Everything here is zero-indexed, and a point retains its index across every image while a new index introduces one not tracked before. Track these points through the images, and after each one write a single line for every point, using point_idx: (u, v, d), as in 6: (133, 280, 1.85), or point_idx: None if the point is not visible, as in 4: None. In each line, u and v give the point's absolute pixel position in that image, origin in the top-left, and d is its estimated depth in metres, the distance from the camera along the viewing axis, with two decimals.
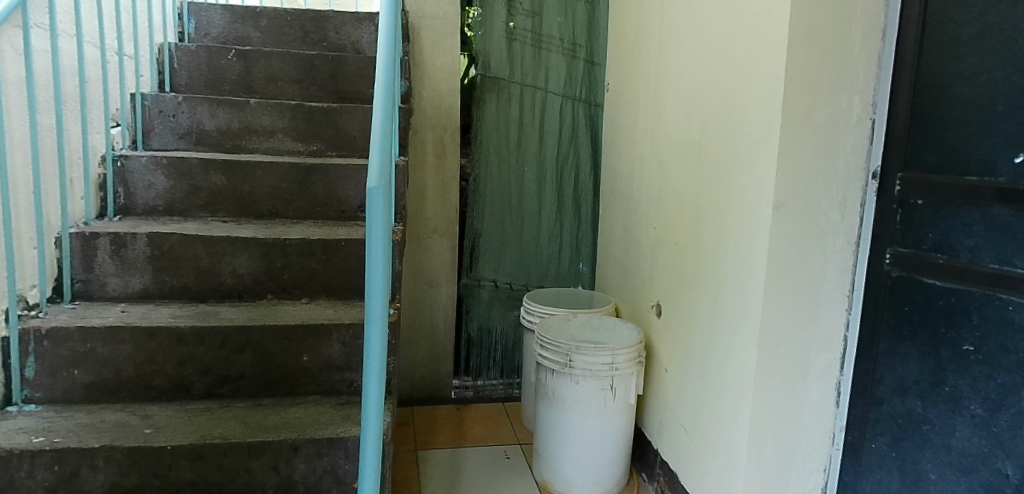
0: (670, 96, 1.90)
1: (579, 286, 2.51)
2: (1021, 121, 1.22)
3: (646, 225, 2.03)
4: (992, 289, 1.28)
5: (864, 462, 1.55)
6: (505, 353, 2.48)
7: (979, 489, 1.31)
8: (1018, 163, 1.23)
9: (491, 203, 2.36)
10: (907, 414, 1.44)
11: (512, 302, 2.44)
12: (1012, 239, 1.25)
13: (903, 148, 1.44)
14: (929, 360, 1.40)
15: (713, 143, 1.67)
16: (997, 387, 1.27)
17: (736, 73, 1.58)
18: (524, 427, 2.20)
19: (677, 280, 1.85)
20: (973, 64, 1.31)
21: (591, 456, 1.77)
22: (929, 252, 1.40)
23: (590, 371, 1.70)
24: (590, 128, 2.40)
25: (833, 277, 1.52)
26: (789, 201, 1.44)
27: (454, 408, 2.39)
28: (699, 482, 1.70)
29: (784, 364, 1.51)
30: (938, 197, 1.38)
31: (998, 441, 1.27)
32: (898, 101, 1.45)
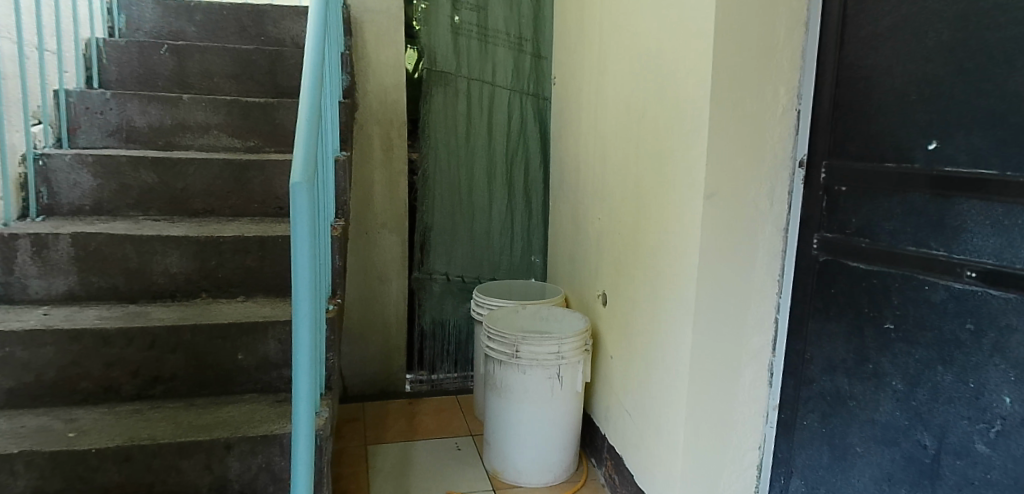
0: (611, 88, 1.93)
1: (531, 277, 2.54)
2: (932, 109, 1.29)
3: (592, 216, 2.06)
4: (910, 270, 1.35)
5: (797, 439, 1.61)
6: (459, 345, 2.50)
7: (901, 460, 1.38)
8: (931, 149, 1.30)
9: (442, 196, 2.36)
10: (835, 391, 1.51)
11: (465, 295, 2.45)
12: (926, 223, 1.32)
13: (827, 137, 1.50)
14: (855, 339, 1.46)
15: (650, 135, 1.71)
16: (915, 363, 1.34)
17: (671, 67, 1.61)
18: (477, 418, 2.22)
19: (620, 269, 1.88)
20: (890, 55, 1.37)
21: (538, 442, 1.80)
22: (853, 237, 1.46)
23: (536, 360, 1.72)
24: (538, 121, 2.42)
25: (763, 262, 1.58)
26: (720, 189, 1.50)
27: (408, 401, 2.40)
28: (642, 465, 1.74)
29: (718, 348, 1.56)
30: (860, 183, 1.44)
31: (916, 414, 1.34)
32: (821, 92, 1.51)
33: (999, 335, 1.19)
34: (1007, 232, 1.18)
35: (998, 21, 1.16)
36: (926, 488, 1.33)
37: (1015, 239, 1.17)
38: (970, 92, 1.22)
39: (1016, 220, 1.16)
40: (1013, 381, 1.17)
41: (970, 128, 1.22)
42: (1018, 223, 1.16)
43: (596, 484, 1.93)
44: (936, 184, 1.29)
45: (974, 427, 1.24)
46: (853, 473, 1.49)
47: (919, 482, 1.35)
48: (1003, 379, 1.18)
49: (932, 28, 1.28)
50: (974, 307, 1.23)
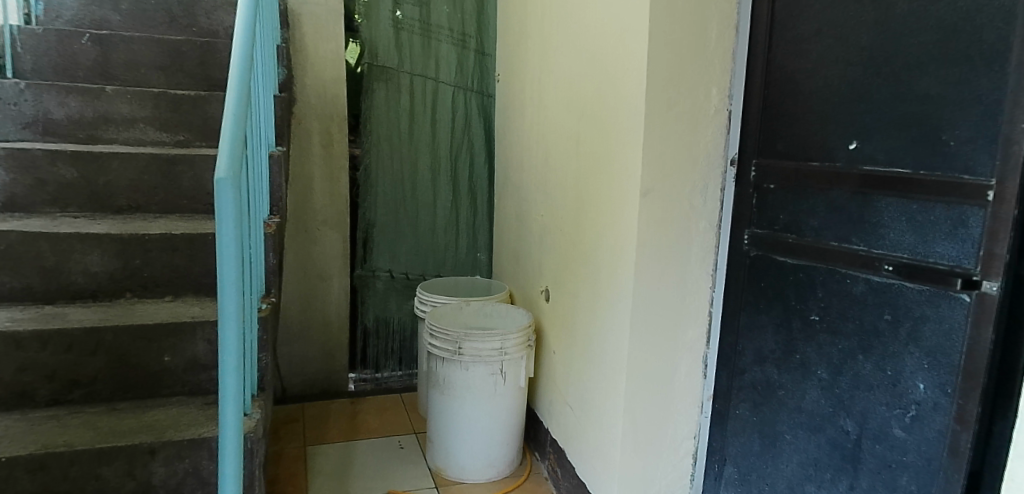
0: (552, 86, 1.95)
1: (477, 274, 2.54)
2: (852, 111, 1.35)
3: (535, 213, 2.08)
4: (832, 264, 1.41)
5: (730, 428, 1.67)
6: (403, 343, 2.47)
7: (826, 446, 1.44)
8: (852, 149, 1.36)
9: (385, 192, 2.34)
10: (765, 381, 1.58)
11: (409, 292, 2.43)
12: (847, 219, 1.38)
13: (757, 136, 1.57)
14: (783, 330, 1.53)
15: (588, 134, 1.75)
16: (837, 352, 1.41)
17: (608, 67, 1.64)
18: (420, 416, 2.21)
19: (562, 265, 1.91)
20: (813, 58, 1.43)
21: (482, 438, 1.81)
22: (781, 232, 1.53)
23: (479, 357, 1.73)
24: (483, 118, 2.42)
25: (697, 258, 1.64)
26: (655, 188, 1.54)
27: (350, 400, 2.37)
28: (583, 457, 1.78)
29: (655, 341, 1.61)
30: (786, 181, 1.50)
31: (839, 401, 1.41)
32: (751, 93, 1.57)
33: (914, 324, 1.25)
34: (919, 228, 1.24)
35: (911, 27, 1.23)
36: (848, 472, 1.39)
37: (927, 235, 1.23)
38: (884, 95, 1.29)
39: (926, 217, 1.22)
40: (927, 368, 1.23)
41: (884, 129, 1.29)
42: (929, 219, 1.22)
43: (540, 477, 1.95)
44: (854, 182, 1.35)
45: (891, 412, 1.30)
46: (781, 459, 1.55)
47: (842, 467, 1.41)
48: (917, 367, 1.24)
49: (852, 33, 1.34)
50: (890, 299, 1.30)
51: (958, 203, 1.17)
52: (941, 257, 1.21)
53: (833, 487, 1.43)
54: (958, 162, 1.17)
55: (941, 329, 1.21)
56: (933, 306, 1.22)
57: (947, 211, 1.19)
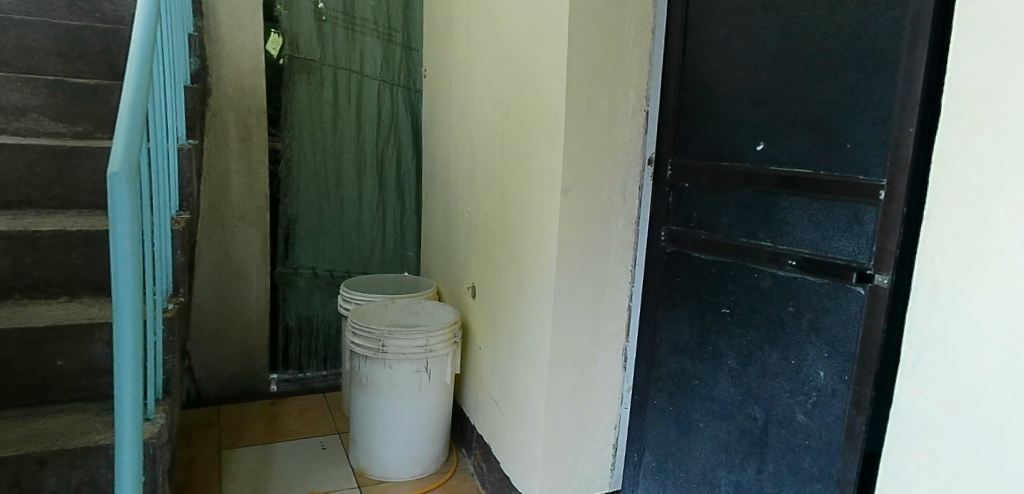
0: (478, 84, 1.95)
1: (405, 271, 2.52)
2: (760, 114, 1.43)
3: (462, 209, 2.08)
4: (742, 260, 1.48)
5: (648, 418, 1.73)
6: (328, 341, 2.44)
7: (736, 432, 1.51)
8: (760, 150, 1.44)
9: (308, 188, 2.29)
10: (681, 372, 1.64)
11: (333, 290, 2.40)
12: (754, 216, 1.46)
13: (674, 137, 1.63)
14: (697, 323, 1.60)
15: (511, 133, 1.78)
16: (746, 343, 1.48)
17: (529, 67, 1.68)
18: (345, 416, 2.18)
19: (487, 262, 1.92)
20: (725, 62, 1.50)
21: (405, 438, 1.80)
22: (696, 229, 1.59)
23: (403, 355, 1.72)
24: (410, 114, 2.41)
25: (617, 253, 1.69)
26: (576, 186, 1.58)
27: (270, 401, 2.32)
28: (508, 451, 1.80)
29: (576, 335, 1.65)
30: (700, 180, 1.57)
31: (747, 390, 1.48)
32: (668, 95, 1.63)
33: (814, 316, 1.33)
34: (821, 225, 1.31)
35: (813, 35, 1.30)
36: (756, 456, 1.46)
37: (828, 232, 1.30)
38: (788, 99, 1.36)
39: (827, 215, 1.30)
40: (827, 357, 1.30)
41: (787, 132, 1.37)
42: (828, 217, 1.30)
43: (465, 473, 1.96)
44: (762, 181, 1.43)
45: (794, 399, 1.37)
46: (695, 446, 1.61)
47: (750, 452, 1.48)
48: (818, 356, 1.32)
49: (760, 39, 1.41)
50: (794, 293, 1.37)
51: (854, 201, 1.24)
52: (841, 252, 1.27)
53: (742, 472, 1.50)
54: (855, 163, 1.24)
55: (840, 320, 1.28)
56: (831, 299, 1.30)
57: (844, 210, 1.26)
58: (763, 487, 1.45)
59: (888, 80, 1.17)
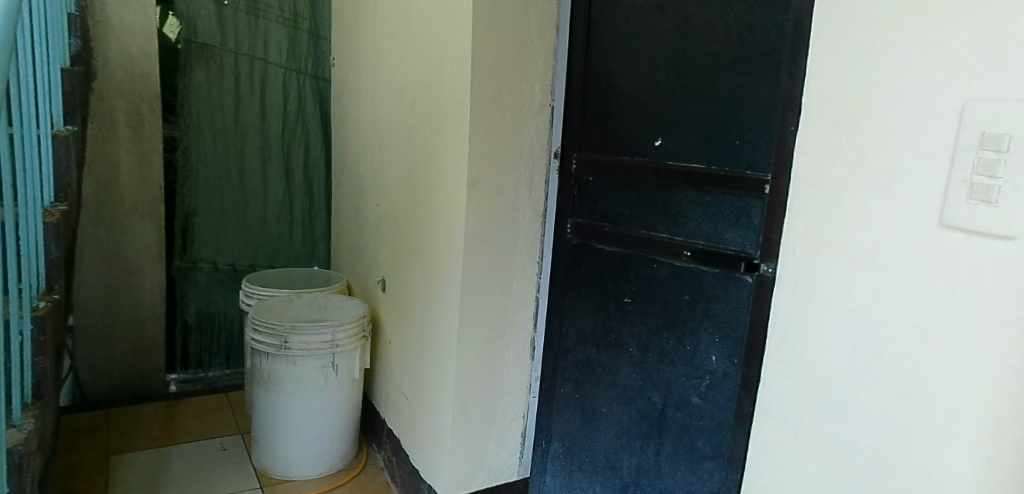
0: (387, 74, 1.92)
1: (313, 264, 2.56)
2: (659, 111, 1.49)
3: (373, 202, 2.04)
4: (642, 251, 1.55)
5: (556, 406, 1.77)
6: (229, 338, 2.46)
7: (636, 416, 1.58)
8: (658, 146, 1.50)
9: (208, 179, 2.29)
10: (586, 360, 1.69)
11: (234, 284, 2.42)
12: (653, 209, 1.52)
13: (578, 130, 1.68)
14: (601, 312, 1.65)
15: (416, 126, 1.78)
16: (646, 330, 1.54)
17: (432, 60, 1.69)
18: (247, 416, 2.17)
19: (395, 254, 1.91)
20: (626, 60, 1.55)
21: (310, 436, 1.77)
22: (599, 222, 1.65)
23: (307, 350, 1.68)
24: (319, 102, 2.44)
25: (523, 246, 1.72)
26: (483, 179, 1.60)
27: (166, 404, 2.29)
28: (417, 445, 1.79)
29: (483, 326, 1.67)
30: (604, 174, 1.62)
31: (647, 375, 1.55)
32: (573, 91, 1.68)
33: (707, 303, 1.40)
34: (714, 217, 1.38)
35: (707, 36, 1.37)
36: (655, 439, 1.53)
37: (719, 224, 1.37)
38: (684, 96, 1.43)
39: (719, 208, 1.37)
40: (718, 341, 1.38)
41: (682, 128, 1.44)
42: (720, 210, 1.37)
43: (375, 468, 1.95)
44: (664, 175, 1.48)
45: (689, 382, 1.45)
46: (599, 431, 1.67)
47: (649, 434, 1.55)
48: (711, 341, 1.39)
49: (658, 38, 1.47)
50: (689, 282, 1.44)
51: (742, 195, 1.31)
52: (731, 243, 1.35)
53: (642, 454, 1.57)
54: (743, 158, 1.31)
55: (731, 307, 1.35)
56: (722, 287, 1.37)
57: (734, 203, 1.33)
58: (661, 467, 1.52)
59: (768, 81, 1.25)
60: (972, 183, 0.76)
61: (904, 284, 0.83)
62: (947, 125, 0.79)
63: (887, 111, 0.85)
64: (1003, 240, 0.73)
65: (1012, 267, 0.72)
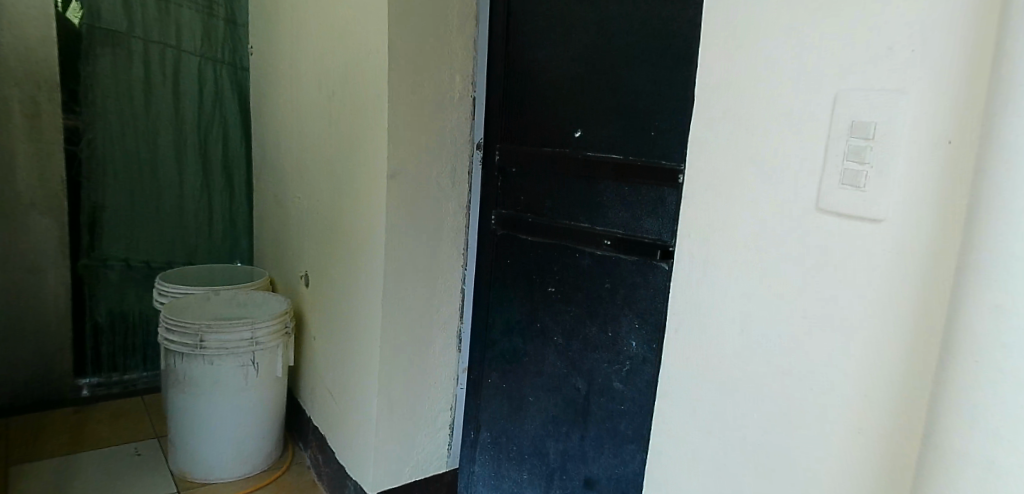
0: (305, 65, 1.88)
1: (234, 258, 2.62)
2: (577, 102, 1.51)
3: (293, 195, 2.01)
4: (565, 241, 1.57)
5: (483, 396, 1.79)
6: (146, 338, 2.50)
7: (562, 403, 1.61)
8: (578, 137, 1.52)
9: (117, 172, 2.30)
10: (512, 349, 1.71)
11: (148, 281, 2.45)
12: (574, 199, 1.55)
13: (500, 122, 1.69)
14: (526, 302, 1.67)
15: (332, 117, 1.77)
16: (570, 319, 1.57)
17: (348, 52, 1.67)
18: (164, 420, 2.11)
19: (316, 248, 1.88)
20: (545, 51, 1.57)
21: (230, 438, 1.75)
22: (522, 213, 1.66)
23: (225, 350, 1.64)
24: (237, 91, 2.48)
25: (447, 238, 1.72)
26: (404, 170, 1.58)
27: (74, 410, 2.33)
28: (344, 442, 1.77)
29: (407, 320, 1.66)
30: (527, 165, 1.64)
31: (571, 363, 1.57)
32: (494, 82, 1.69)
33: (628, 291, 1.44)
34: (632, 207, 1.42)
35: (623, 28, 1.39)
36: (579, 424, 1.57)
37: (638, 213, 1.41)
38: (601, 88, 1.46)
39: (637, 197, 1.40)
40: (638, 327, 1.42)
41: (599, 119, 1.47)
42: (637, 199, 1.41)
43: (301, 467, 1.93)
44: (586, 166, 1.50)
45: (611, 368, 1.48)
46: (526, 419, 1.69)
47: (574, 420, 1.58)
48: (631, 326, 1.43)
49: (576, 29, 1.49)
50: (610, 270, 1.47)
51: (657, 185, 1.36)
52: (648, 231, 1.39)
53: (567, 439, 1.60)
54: (658, 149, 1.35)
55: (650, 293, 1.39)
56: (641, 275, 1.41)
57: (649, 193, 1.38)
58: (585, 451, 1.56)
59: (682, 73, 1.29)
60: (844, 168, 0.81)
61: (794, 267, 0.86)
62: (820, 114, 0.83)
63: (770, 102, 0.89)
64: (871, 223, 0.78)
65: (875, 247, 0.77)
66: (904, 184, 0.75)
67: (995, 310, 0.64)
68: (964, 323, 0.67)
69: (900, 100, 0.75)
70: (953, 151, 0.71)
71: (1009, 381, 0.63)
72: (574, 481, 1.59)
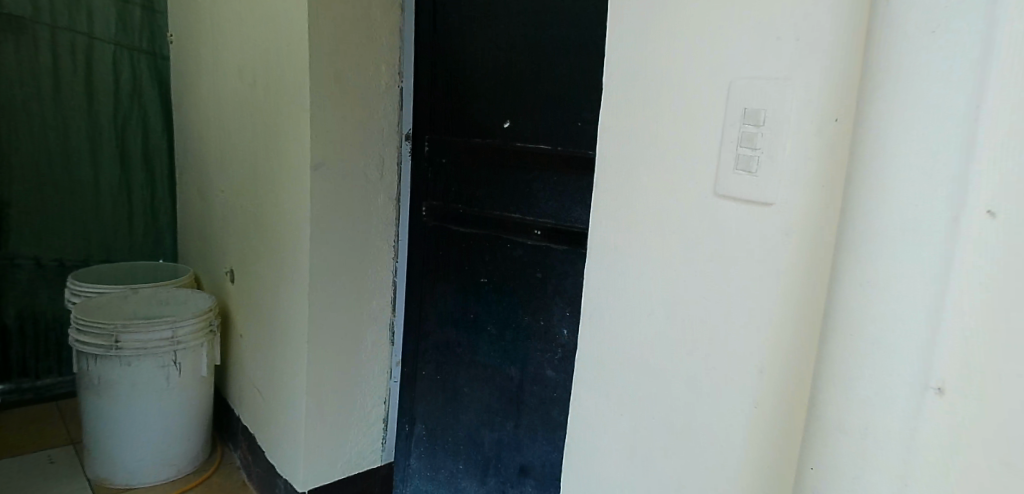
0: (225, 57, 1.84)
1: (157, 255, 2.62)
2: (504, 93, 1.51)
3: (217, 189, 1.96)
4: (497, 231, 1.57)
5: (418, 389, 1.78)
6: (60, 341, 2.43)
7: (496, 393, 1.61)
8: (506, 128, 1.52)
9: (25, 166, 2.26)
10: (446, 341, 1.71)
11: (63, 280, 2.40)
12: (503, 190, 1.55)
13: (429, 113, 1.68)
14: (459, 294, 1.67)
15: (250, 109, 1.74)
16: (503, 309, 1.58)
17: (266, 43, 1.65)
18: (77, 422, 2.08)
19: (241, 242, 1.84)
20: (472, 41, 1.56)
21: (152, 440, 1.74)
22: (454, 204, 1.66)
23: (143, 350, 1.64)
24: (156, 79, 2.50)
25: (377, 230, 1.70)
26: (328, 160, 1.55)
27: None
28: (274, 440, 1.74)
29: (335, 315, 1.64)
30: (457, 155, 1.63)
31: (504, 353, 1.58)
32: (421, 73, 1.67)
33: (558, 279, 1.45)
34: (560, 197, 1.42)
35: (547, 19, 1.40)
36: (513, 413, 1.58)
37: (566, 203, 1.41)
38: (527, 78, 1.46)
39: (566, 186, 1.41)
40: (568, 315, 1.43)
41: (526, 110, 1.47)
42: (565, 190, 1.41)
43: (231, 467, 1.92)
44: (516, 156, 1.51)
45: (543, 356, 1.49)
46: (461, 410, 1.70)
47: (508, 409, 1.59)
48: (562, 315, 1.44)
49: (502, 20, 1.49)
50: (540, 260, 1.48)
51: (583, 175, 1.37)
52: (577, 221, 1.40)
53: (502, 428, 1.60)
54: (583, 140, 1.36)
55: (578, 282, 1.41)
56: (573, 264, 1.42)
57: (575, 183, 1.39)
58: (520, 440, 1.57)
59: (601, 62, 1.31)
60: (737, 154, 0.83)
61: (699, 251, 0.88)
62: (717, 102, 0.86)
63: (673, 91, 0.92)
64: (762, 206, 0.80)
65: (769, 230, 0.80)
66: (792, 169, 0.77)
67: (869, 300, 0.64)
68: (841, 315, 0.67)
69: (787, 87, 0.78)
70: (839, 129, 0.73)
71: (892, 367, 0.63)
72: (509, 469, 1.60)
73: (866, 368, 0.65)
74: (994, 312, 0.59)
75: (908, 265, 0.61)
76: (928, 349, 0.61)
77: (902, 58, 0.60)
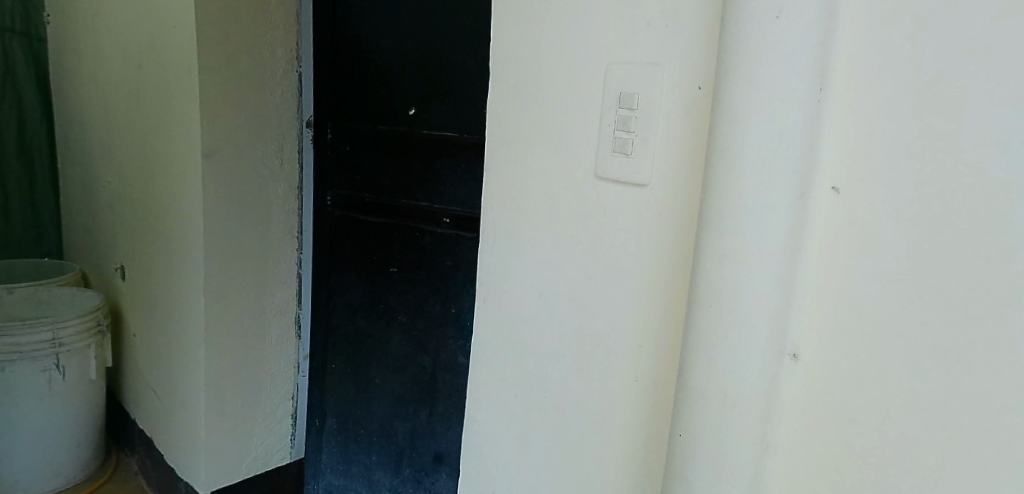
0: (104, 40, 1.74)
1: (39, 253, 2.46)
2: (406, 79, 1.50)
3: (103, 180, 1.85)
4: (404, 220, 1.55)
5: (328, 383, 1.74)
6: None
7: (408, 383, 1.60)
8: (410, 115, 1.51)
9: None
10: (356, 332, 1.68)
11: None
12: (410, 178, 1.53)
13: (330, 99, 1.63)
14: (367, 284, 1.64)
15: (133, 95, 1.66)
16: (413, 298, 1.56)
17: (147, 24, 1.57)
18: None
19: (130, 236, 1.74)
20: (373, 25, 1.53)
21: (36, 449, 1.68)
22: (359, 193, 1.63)
23: (20, 351, 1.59)
24: (33, 63, 2.34)
25: (278, 221, 1.64)
26: (220, 149, 1.49)
27: None
28: (173, 443, 1.67)
29: (234, 310, 1.58)
30: (362, 143, 1.60)
31: (415, 342, 1.57)
32: (321, 58, 1.62)
33: (466, 266, 1.45)
34: (466, 184, 1.43)
35: (446, 5, 1.39)
36: (426, 402, 1.57)
37: (472, 190, 1.42)
38: (429, 64, 1.45)
39: (471, 172, 1.41)
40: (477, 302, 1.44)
41: (429, 96, 1.46)
42: (472, 177, 1.42)
43: (127, 474, 1.87)
44: (421, 144, 1.49)
45: (454, 343, 1.50)
46: (374, 402, 1.68)
47: (421, 399, 1.58)
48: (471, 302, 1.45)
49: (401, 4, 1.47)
50: (448, 248, 1.48)
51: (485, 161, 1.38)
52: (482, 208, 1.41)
53: (416, 418, 1.60)
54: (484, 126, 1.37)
55: None
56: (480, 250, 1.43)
57: (479, 169, 1.40)
58: (433, 428, 1.56)
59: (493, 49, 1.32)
60: (614, 136, 0.85)
61: (582, 231, 0.90)
62: (594, 86, 0.88)
63: (555, 75, 0.93)
64: (638, 187, 0.83)
65: (642, 209, 0.82)
66: (663, 149, 0.80)
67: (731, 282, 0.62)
68: (703, 298, 0.65)
69: (656, 71, 0.80)
70: (705, 100, 0.75)
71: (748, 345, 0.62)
72: (423, 458, 1.59)
73: (726, 350, 0.63)
74: (842, 286, 0.59)
75: (762, 242, 0.60)
76: (780, 326, 0.61)
77: (755, 31, 0.59)
